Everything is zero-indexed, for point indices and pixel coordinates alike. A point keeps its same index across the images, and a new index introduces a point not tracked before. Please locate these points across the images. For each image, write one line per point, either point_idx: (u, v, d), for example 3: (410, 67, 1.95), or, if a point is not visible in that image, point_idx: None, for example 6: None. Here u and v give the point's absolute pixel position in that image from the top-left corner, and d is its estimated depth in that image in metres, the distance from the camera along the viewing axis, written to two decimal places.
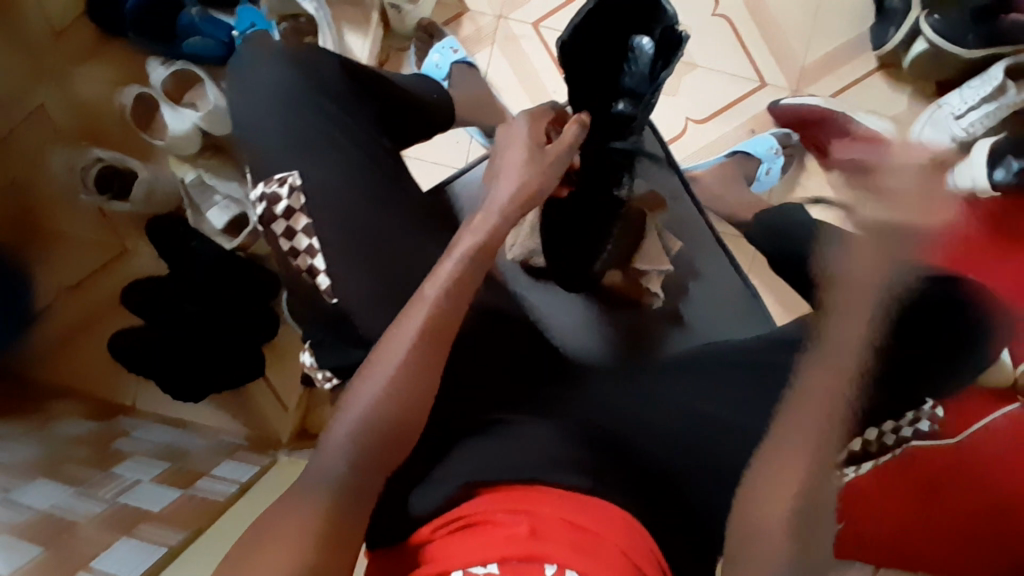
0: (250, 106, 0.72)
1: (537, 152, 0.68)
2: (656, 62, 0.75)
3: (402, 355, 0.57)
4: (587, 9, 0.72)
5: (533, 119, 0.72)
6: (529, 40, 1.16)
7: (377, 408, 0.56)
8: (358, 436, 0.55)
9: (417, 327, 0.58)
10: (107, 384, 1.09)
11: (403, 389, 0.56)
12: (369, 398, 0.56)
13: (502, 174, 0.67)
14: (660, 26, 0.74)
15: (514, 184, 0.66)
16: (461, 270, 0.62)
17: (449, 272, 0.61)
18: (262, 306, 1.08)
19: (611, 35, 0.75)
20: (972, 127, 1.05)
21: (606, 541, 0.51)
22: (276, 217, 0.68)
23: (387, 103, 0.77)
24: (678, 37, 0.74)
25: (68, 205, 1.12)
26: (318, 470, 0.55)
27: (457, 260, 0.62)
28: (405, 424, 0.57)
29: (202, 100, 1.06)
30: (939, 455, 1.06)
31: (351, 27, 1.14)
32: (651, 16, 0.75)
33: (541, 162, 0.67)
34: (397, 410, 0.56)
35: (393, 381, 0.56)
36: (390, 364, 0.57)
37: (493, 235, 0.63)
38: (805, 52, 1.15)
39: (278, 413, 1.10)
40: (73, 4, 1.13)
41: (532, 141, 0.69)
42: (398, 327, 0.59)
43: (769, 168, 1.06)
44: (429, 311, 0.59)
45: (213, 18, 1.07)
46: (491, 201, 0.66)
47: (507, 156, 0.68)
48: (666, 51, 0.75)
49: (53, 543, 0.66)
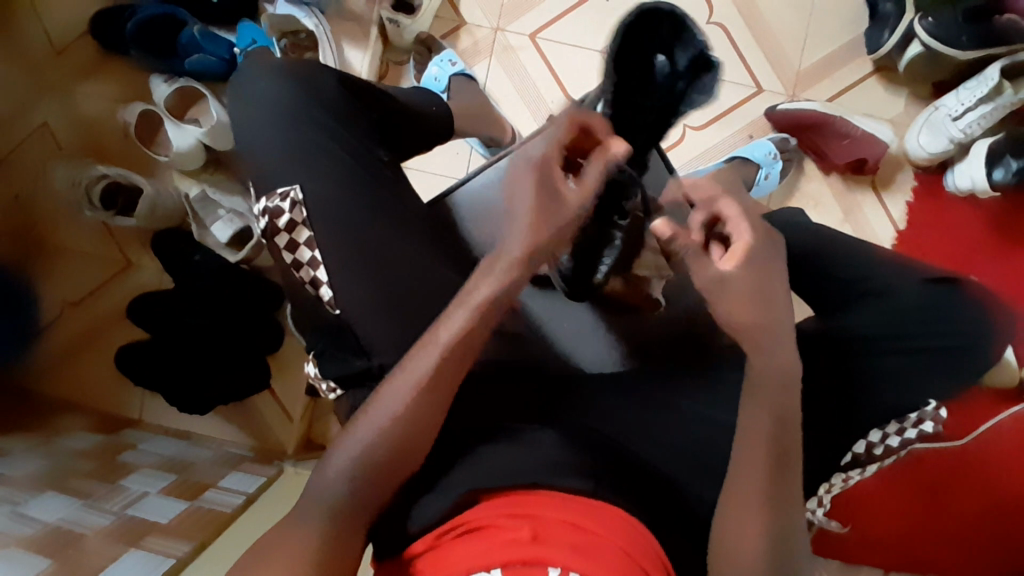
0: (249, 121, 0.73)
1: (554, 198, 0.62)
2: (680, 77, 0.81)
3: (411, 391, 0.57)
4: (626, 23, 0.76)
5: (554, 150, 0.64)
6: (526, 51, 1.17)
7: (384, 438, 0.56)
8: (363, 463, 0.56)
9: (428, 365, 0.58)
10: (114, 398, 1.10)
11: (409, 424, 0.57)
12: (375, 426, 0.57)
13: (517, 221, 0.62)
14: (689, 48, 0.80)
15: (526, 238, 0.61)
16: (472, 323, 0.59)
17: (457, 322, 0.59)
18: (266, 319, 1.09)
19: (639, 53, 0.79)
20: (970, 128, 1.04)
21: (609, 541, 0.51)
22: (279, 231, 0.69)
23: (385, 113, 0.79)
24: (709, 58, 0.81)
25: (74, 222, 1.13)
26: (325, 486, 0.56)
27: (469, 309, 0.59)
28: (409, 448, 0.57)
29: (207, 117, 1.09)
30: (948, 457, 1.07)
31: (351, 42, 1.16)
32: (677, 38, 0.80)
33: (557, 210, 0.62)
34: (402, 442, 0.57)
35: (400, 416, 0.57)
36: (397, 398, 0.57)
37: (512, 286, 0.60)
38: (800, 58, 1.16)
39: (283, 424, 1.10)
40: (79, 24, 1.16)
41: (547, 185, 0.62)
42: (405, 365, 0.59)
43: (768, 173, 1.07)
44: (437, 357, 0.58)
45: (214, 35, 1.09)
46: (502, 256, 0.61)
47: (519, 202, 0.63)
48: (694, 71, 0.81)
49: (60, 555, 0.67)
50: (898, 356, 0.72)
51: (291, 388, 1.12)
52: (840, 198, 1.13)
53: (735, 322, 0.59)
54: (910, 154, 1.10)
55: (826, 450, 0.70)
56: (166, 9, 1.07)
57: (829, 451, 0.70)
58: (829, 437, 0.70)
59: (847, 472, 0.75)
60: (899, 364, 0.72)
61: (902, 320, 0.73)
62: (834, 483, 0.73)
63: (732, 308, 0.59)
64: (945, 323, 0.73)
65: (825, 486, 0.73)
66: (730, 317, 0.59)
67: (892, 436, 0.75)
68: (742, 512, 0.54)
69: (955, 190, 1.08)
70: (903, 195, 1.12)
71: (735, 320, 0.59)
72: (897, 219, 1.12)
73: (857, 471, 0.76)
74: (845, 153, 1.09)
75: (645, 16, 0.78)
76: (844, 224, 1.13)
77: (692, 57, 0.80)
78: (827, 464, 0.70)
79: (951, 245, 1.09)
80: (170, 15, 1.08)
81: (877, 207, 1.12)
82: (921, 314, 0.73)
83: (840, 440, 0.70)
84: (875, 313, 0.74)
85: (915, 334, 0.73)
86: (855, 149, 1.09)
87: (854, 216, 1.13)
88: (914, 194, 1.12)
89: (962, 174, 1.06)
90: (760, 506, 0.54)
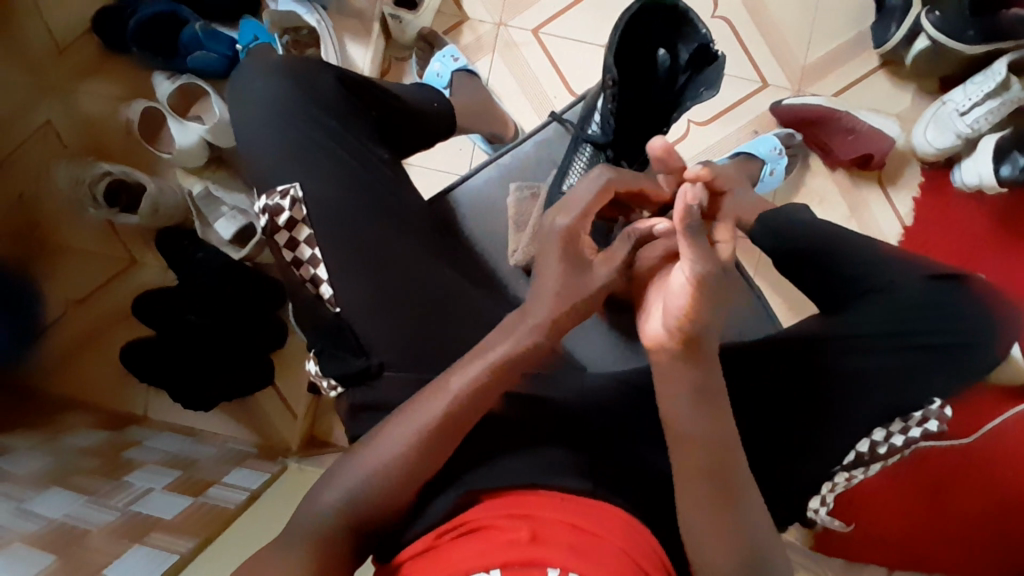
0: (248, 119, 0.73)
1: (580, 269, 0.61)
2: (682, 72, 0.79)
3: (414, 436, 0.56)
4: (619, 29, 0.74)
5: (575, 222, 0.61)
6: (528, 47, 1.17)
7: (381, 475, 0.56)
8: (359, 493, 0.56)
9: (435, 413, 0.56)
10: (119, 395, 1.11)
11: (415, 458, 0.56)
12: (380, 459, 0.56)
13: (543, 288, 0.60)
14: (691, 43, 0.77)
15: (554, 308, 0.59)
16: (484, 378, 0.57)
17: (469, 375, 0.57)
18: (268, 316, 1.09)
19: (637, 55, 0.78)
20: (977, 123, 1.03)
21: (608, 542, 0.51)
22: (279, 229, 0.68)
23: (385, 112, 0.79)
24: (712, 52, 0.77)
25: (79, 219, 1.14)
26: (323, 499, 0.56)
27: (483, 366, 0.57)
28: (412, 479, 0.56)
29: (209, 113, 1.08)
30: (952, 456, 1.06)
31: (353, 38, 1.14)
32: (678, 33, 0.77)
33: (582, 282, 0.60)
34: (399, 478, 0.56)
35: (400, 458, 0.56)
36: (403, 437, 0.56)
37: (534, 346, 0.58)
38: (805, 53, 1.14)
39: (287, 420, 1.11)
40: (82, 21, 1.16)
41: (573, 256, 0.61)
42: (413, 408, 0.58)
43: (774, 169, 1.06)
44: (445, 407, 0.56)
45: (215, 32, 1.08)
46: (514, 324, 0.59)
47: (543, 274, 0.61)
48: (697, 66, 0.78)
49: (64, 551, 0.67)
50: (900, 355, 0.72)
51: (294, 385, 1.12)
52: (846, 195, 1.12)
53: (699, 330, 0.54)
54: (918, 149, 1.09)
55: (828, 448, 0.70)
56: (168, 7, 1.08)
57: (831, 450, 0.70)
58: (831, 435, 0.70)
59: (848, 472, 0.71)
60: (902, 362, 0.72)
61: (905, 317, 0.73)
62: (837, 483, 0.71)
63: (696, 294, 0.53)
64: (948, 323, 0.72)
65: (829, 485, 0.70)
66: (700, 326, 0.54)
67: (895, 434, 0.71)
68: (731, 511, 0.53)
69: (961, 186, 1.07)
70: (910, 190, 1.11)
71: (701, 328, 0.54)
72: (903, 216, 1.11)
73: (859, 470, 0.72)
74: (851, 148, 1.08)
75: (639, 15, 0.75)
76: (849, 220, 1.12)
77: (695, 51, 0.77)
78: (830, 463, 0.69)
79: (955, 241, 1.08)
80: (174, 13, 1.09)
81: (883, 202, 1.12)
82: (924, 313, 0.73)
83: (842, 438, 0.70)
84: (879, 312, 0.74)
85: (919, 334, 0.72)
86: (862, 144, 1.08)
87: (860, 212, 1.12)
88: (920, 190, 1.11)
89: (969, 170, 1.05)
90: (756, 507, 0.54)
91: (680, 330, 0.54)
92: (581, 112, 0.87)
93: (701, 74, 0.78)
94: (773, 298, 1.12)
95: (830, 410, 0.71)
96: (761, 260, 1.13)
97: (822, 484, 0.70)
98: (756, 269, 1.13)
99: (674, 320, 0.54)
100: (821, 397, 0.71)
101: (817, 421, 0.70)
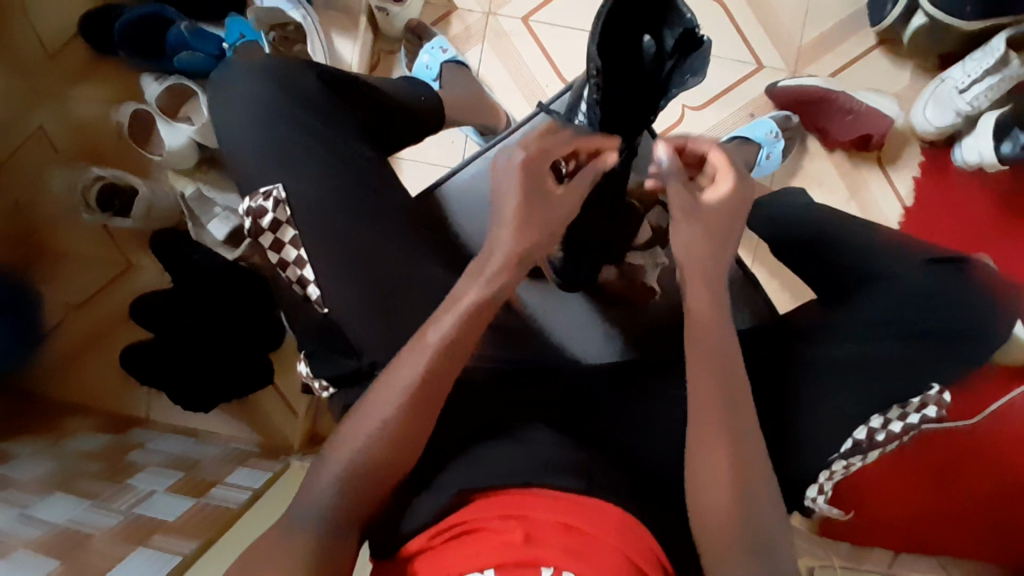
0: (230, 121, 0.72)
1: (543, 199, 0.61)
2: (668, 58, 0.74)
3: (395, 402, 0.56)
4: (603, 15, 0.70)
5: (532, 153, 0.62)
6: (519, 35, 1.15)
7: (365, 452, 0.55)
8: (344, 480, 0.54)
9: (413, 374, 0.56)
10: (121, 398, 1.11)
11: (403, 420, 0.55)
12: (359, 443, 0.55)
13: (507, 218, 0.61)
14: (676, 28, 0.74)
15: (521, 241, 0.60)
16: (462, 325, 0.58)
17: (451, 323, 0.57)
18: (266, 314, 1.09)
19: (623, 42, 0.73)
20: (977, 100, 1.00)
21: (603, 541, 0.51)
22: (263, 230, 0.68)
23: (370, 109, 0.78)
24: (698, 36, 0.72)
25: (76, 223, 1.14)
26: (311, 491, 0.55)
27: (457, 314, 0.58)
28: (398, 458, 0.56)
29: (198, 114, 1.08)
30: (954, 440, 1.05)
31: (341, 32, 1.14)
32: (664, 19, 0.75)
33: (548, 212, 0.61)
34: (382, 460, 0.55)
35: (382, 429, 0.55)
36: (387, 403, 0.56)
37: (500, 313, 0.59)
38: (801, 32, 1.12)
39: (287, 418, 1.12)
40: (69, 25, 1.15)
41: (537, 187, 0.61)
42: (394, 370, 0.57)
43: (769, 153, 1.04)
44: (425, 362, 0.56)
45: (203, 31, 1.08)
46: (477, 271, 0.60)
47: (499, 203, 0.61)
48: (682, 52, 0.73)
49: (68, 556, 0.67)
50: (899, 342, 0.70)
51: (291, 382, 1.13)
52: (845, 176, 1.11)
53: (705, 264, 0.59)
54: (917, 129, 1.07)
55: (827, 437, 0.69)
56: (153, 8, 1.07)
57: (830, 438, 0.69)
58: (830, 423, 0.69)
59: (847, 460, 0.69)
60: (900, 349, 0.70)
61: (902, 304, 0.72)
62: (835, 472, 0.70)
63: (694, 233, 0.60)
64: (943, 308, 0.71)
65: (826, 472, 0.69)
66: (708, 271, 0.59)
67: (893, 421, 0.69)
68: (720, 510, 0.52)
69: (963, 165, 1.05)
70: (910, 170, 1.10)
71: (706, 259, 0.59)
72: (904, 196, 1.09)
73: (858, 458, 0.70)
74: (849, 129, 1.07)
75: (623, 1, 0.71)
76: (849, 202, 1.10)
77: (679, 36, 0.73)
78: (831, 452, 0.68)
79: (956, 222, 1.07)
80: (159, 14, 1.07)
81: (883, 183, 1.10)
82: (915, 298, 0.72)
83: (842, 426, 0.69)
84: (877, 299, 0.72)
85: (916, 321, 0.71)
86: (860, 124, 1.06)
87: (860, 194, 1.10)
88: (921, 169, 1.09)
89: (970, 148, 1.03)
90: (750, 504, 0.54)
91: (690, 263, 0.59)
92: (567, 103, 0.86)
93: (687, 60, 0.74)
94: (773, 283, 1.11)
95: (828, 398, 0.70)
96: (759, 246, 1.12)
97: (818, 473, 0.69)
98: (753, 256, 1.12)
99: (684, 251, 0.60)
100: (818, 386, 0.70)
101: (815, 410, 0.70)
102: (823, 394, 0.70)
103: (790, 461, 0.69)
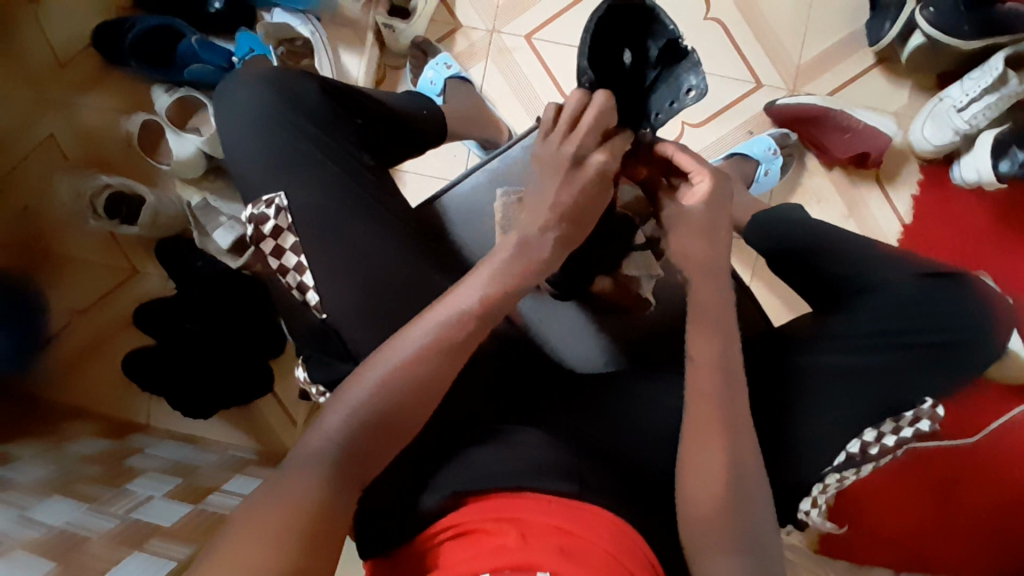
0: (233, 129, 0.74)
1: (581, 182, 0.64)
2: (650, 68, 0.69)
3: (392, 367, 0.56)
4: (593, 22, 0.64)
5: (612, 158, 0.65)
6: (521, 52, 1.17)
7: (357, 416, 0.55)
8: (328, 452, 0.53)
9: (417, 343, 0.57)
10: (121, 403, 1.13)
11: (404, 390, 0.56)
12: (335, 428, 0.54)
13: (547, 200, 0.63)
14: (660, 39, 0.67)
15: (552, 218, 0.63)
16: (485, 299, 0.59)
17: (474, 292, 0.60)
18: (270, 324, 1.10)
19: (609, 51, 0.67)
20: (975, 119, 1.01)
21: (594, 544, 0.51)
22: (264, 236, 0.69)
23: (371, 119, 0.79)
24: (682, 49, 0.67)
25: (84, 231, 1.16)
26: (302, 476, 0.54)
27: (478, 290, 0.60)
28: (383, 449, 0.56)
29: (206, 126, 1.10)
30: (953, 454, 1.04)
31: (346, 47, 1.18)
32: (647, 29, 0.68)
33: (571, 185, 0.64)
34: (368, 433, 0.55)
35: (377, 391, 0.56)
36: (387, 367, 0.56)
37: (500, 299, 0.60)
38: (799, 52, 1.14)
39: (286, 427, 1.13)
40: (81, 36, 1.18)
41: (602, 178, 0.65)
42: (401, 336, 0.58)
43: (768, 169, 1.05)
44: (435, 333, 0.58)
45: (211, 43, 1.09)
46: (492, 257, 0.62)
47: (559, 199, 0.63)
48: (667, 63, 0.68)
49: (64, 558, 0.67)
50: (898, 353, 0.70)
51: (289, 388, 1.14)
52: (844, 194, 1.12)
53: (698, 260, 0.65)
54: (916, 146, 1.08)
55: (820, 450, 0.69)
56: (163, 21, 1.09)
57: (821, 451, 0.69)
58: (825, 436, 0.69)
59: (840, 473, 0.70)
60: (896, 361, 0.70)
61: (899, 313, 0.71)
62: (828, 485, 0.70)
63: (688, 238, 0.66)
64: (943, 319, 0.70)
65: (819, 486, 0.69)
66: (713, 254, 0.65)
67: (886, 435, 0.70)
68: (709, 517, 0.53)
69: (962, 183, 1.06)
70: (909, 188, 1.10)
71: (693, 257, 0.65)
72: (903, 214, 1.10)
73: (852, 470, 0.71)
74: (846, 146, 1.08)
75: (611, 12, 0.65)
76: (848, 219, 1.11)
77: (663, 48, 0.67)
78: (824, 464, 0.69)
79: (955, 239, 1.07)
80: (168, 27, 1.10)
81: (881, 201, 1.11)
82: (914, 310, 0.71)
83: (837, 439, 0.69)
84: (874, 308, 0.72)
85: (916, 333, 0.70)
86: (857, 142, 1.07)
87: (859, 212, 1.11)
88: (920, 186, 1.10)
89: (969, 167, 1.03)
90: (737, 511, 0.55)
91: (688, 263, 0.65)
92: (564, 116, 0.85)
93: (672, 72, 0.68)
94: (770, 300, 1.12)
95: (823, 411, 0.70)
96: (757, 262, 1.12)
97: (812, 486, 0.69)
98: (752, 274, 1.12)
99: (680, 254, 0.66)
100: (814, 398, 0.70)
101: (810, 422, 0.70)
102: (819, 406, 0.70)
103: (785, 473, 0.69)
